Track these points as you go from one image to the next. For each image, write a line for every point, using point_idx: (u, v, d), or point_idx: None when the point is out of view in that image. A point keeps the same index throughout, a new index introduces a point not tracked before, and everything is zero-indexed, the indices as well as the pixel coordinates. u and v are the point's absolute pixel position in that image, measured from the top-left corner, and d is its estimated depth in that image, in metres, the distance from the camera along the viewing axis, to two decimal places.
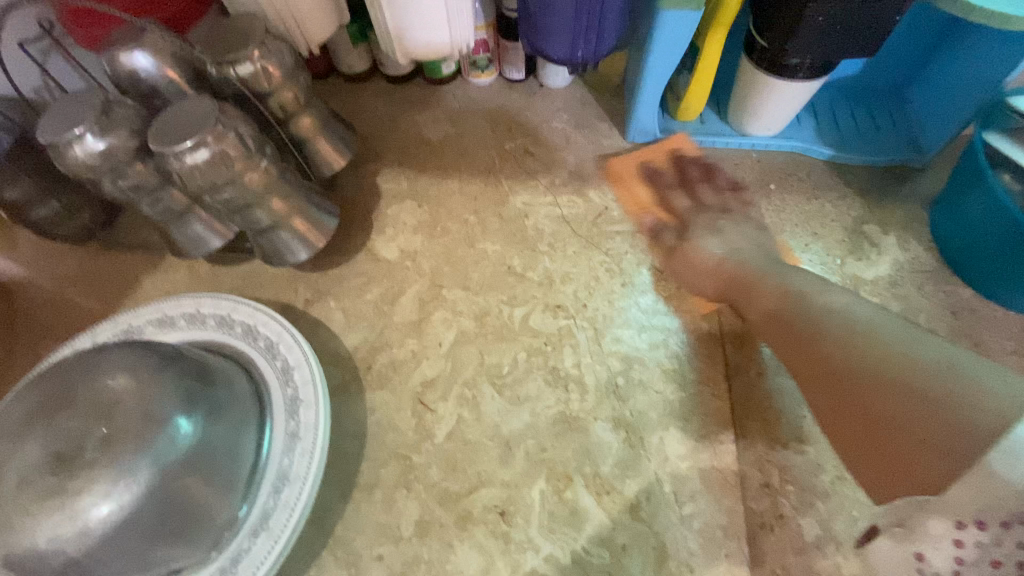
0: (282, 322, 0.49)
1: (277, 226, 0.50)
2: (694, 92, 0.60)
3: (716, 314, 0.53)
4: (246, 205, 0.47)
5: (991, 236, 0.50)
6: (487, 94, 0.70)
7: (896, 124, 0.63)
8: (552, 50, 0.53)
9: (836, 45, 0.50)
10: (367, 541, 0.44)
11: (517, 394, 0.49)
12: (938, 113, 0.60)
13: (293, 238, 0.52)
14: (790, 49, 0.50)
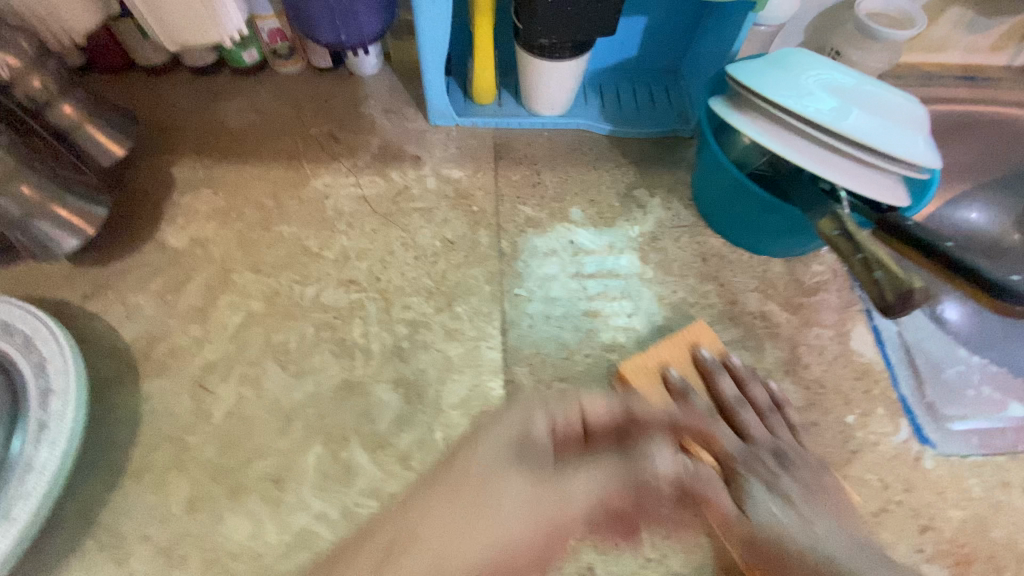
0: (38, 316, 0.47)
1: (30, 216, 0.49)
2: (481, 74, 0.65)
3: (501, 277, 0.57)
4: None
5: (721, 192, 0.57)
6: (296, 83, 0.71)
7: (671, 101, 0.70)
8: (318, 33, 0.55)
9: (574, 23, 0.55)
10: (135, 525, 0.44)
11: (302, 367, 0.50)
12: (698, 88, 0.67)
13: (53, 228, 0.50)
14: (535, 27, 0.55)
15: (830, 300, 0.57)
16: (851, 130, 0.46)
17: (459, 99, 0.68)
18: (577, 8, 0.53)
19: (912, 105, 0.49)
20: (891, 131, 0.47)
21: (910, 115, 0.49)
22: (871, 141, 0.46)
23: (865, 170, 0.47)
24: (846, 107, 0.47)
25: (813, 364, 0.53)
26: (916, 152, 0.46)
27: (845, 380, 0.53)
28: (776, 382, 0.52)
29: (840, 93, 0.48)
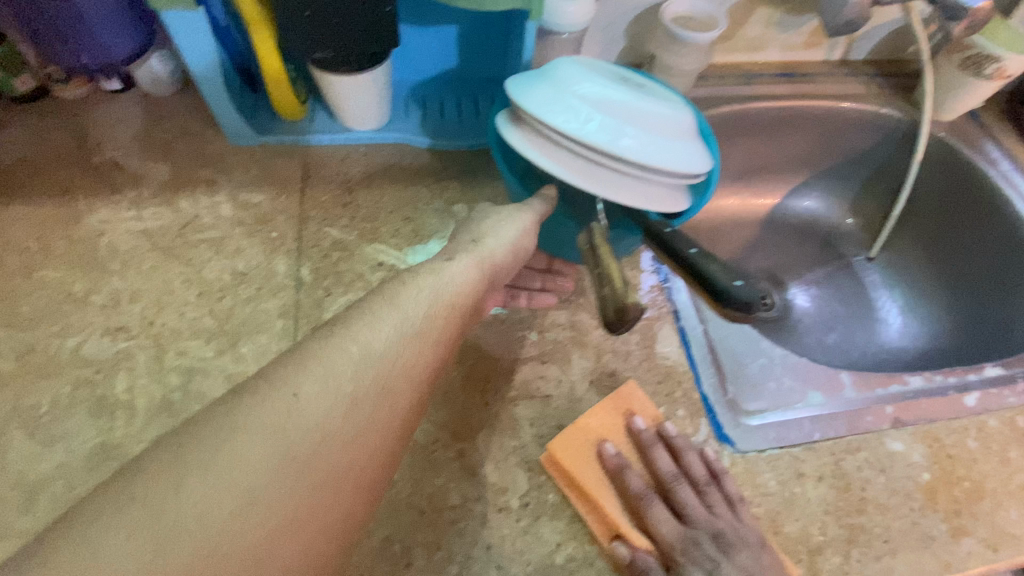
0: None
1: None
2: (276, 91, 0.60)
3: (297, 308, 0.53)
4: None
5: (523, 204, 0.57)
6: (81, 108, 0.64)
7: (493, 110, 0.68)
8: (58, 57, 0.50)
9: (344, 40, 0.52)
10: None
11: (52, 434, 0.45)
12: None
13: None
14: (302, 45, 0.51)
15: (639, 304, 0.57)
16: (626, 151, 0.45)
17: (264, 118, 0.64)
18: (343, 21, 0.50)
19: (680, 113, 0.50)
20: (665, 144, 0.47)
21: (680, 123, 0.49)
22: (645, 160, 0.45)
23: (647, 186, 0.47)
24: (621, 126, 0.46)
25: (619, 371, 0.53)
26: (689, 161, 0.47)
27: (648, 384, 0.52)
28: (579, 394, 0.51)
29: (614, 109, 0.47)
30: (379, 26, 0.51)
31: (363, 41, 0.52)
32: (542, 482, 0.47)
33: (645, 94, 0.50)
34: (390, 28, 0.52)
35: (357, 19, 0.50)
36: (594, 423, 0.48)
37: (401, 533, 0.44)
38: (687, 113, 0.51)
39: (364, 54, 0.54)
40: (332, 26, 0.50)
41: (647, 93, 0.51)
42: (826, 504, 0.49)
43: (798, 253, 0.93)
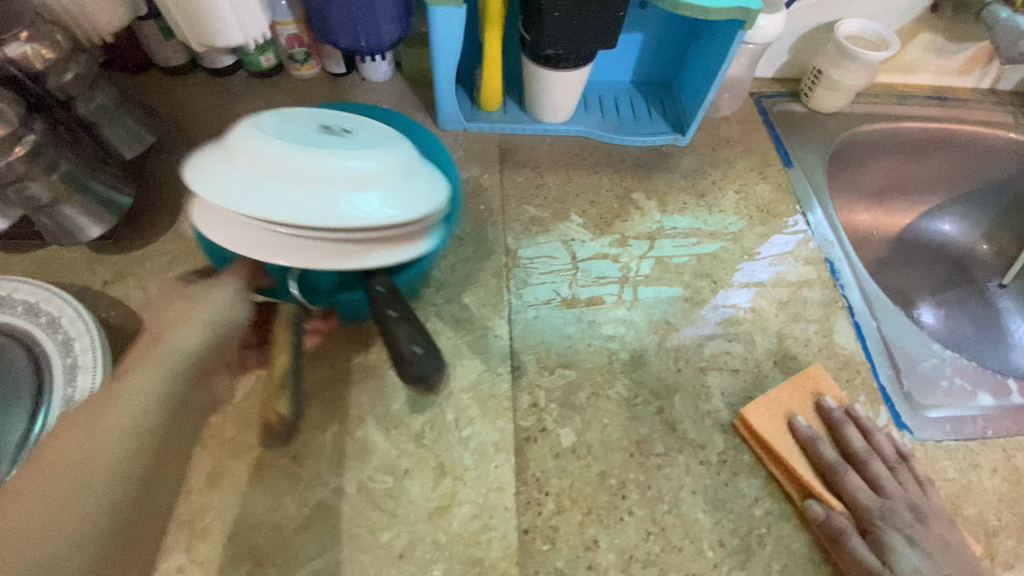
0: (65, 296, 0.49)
1: (59, 202, 0.51)
2: (489, 82, 0.69)
3: (506, 271, 0.61)
4: (16, 179, 0.47)
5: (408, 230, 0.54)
6: (311, 86, 0.74)
7: (666, 113, 0.75)
8: (337, 41, 0.58)
9: (579, 38, 0.59)
10: None
11: (318, 352, 0.53)
12: (693, 100, 0.72)
13: (81, 215, 0.53)
14: (543, 41, 0.59)
15: (813, 298, 0.62)
16: (284, 217, 0.41)
17: (467, 107, 0.72)
18: (582, 21, 0.57)
19: (344, 160, 0.44)
20: (341, 199, 0.43)
21: (353, 164, 0.45)
22: (309, 222, 0.41)
23: (342, 246, 0.44)
24: (270, 190, 0.42)
25: (800, 354, 0.57)
26: (375, 208, 0.44)
27: (829, 369, 0.57)
28: (765, 370, 0.56)
29: (305, 181, 0.43)
30: (609, 27, 0.58)
31: (593, 38, 0.59)
32: (737, 443, 0.51)
33: (288, 142, 0.45)
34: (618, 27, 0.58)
35: (597, 19, 0.57)
36: (789, 399, 0.52)
37: (616, 470, 0.49)
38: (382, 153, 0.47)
39: (589, 51, 0.61)
40: (574, 25, 0.57)
41: (325, 141, 0.46)
42: (1008, 497, 0.51)
43: (931, 273, 0.94)
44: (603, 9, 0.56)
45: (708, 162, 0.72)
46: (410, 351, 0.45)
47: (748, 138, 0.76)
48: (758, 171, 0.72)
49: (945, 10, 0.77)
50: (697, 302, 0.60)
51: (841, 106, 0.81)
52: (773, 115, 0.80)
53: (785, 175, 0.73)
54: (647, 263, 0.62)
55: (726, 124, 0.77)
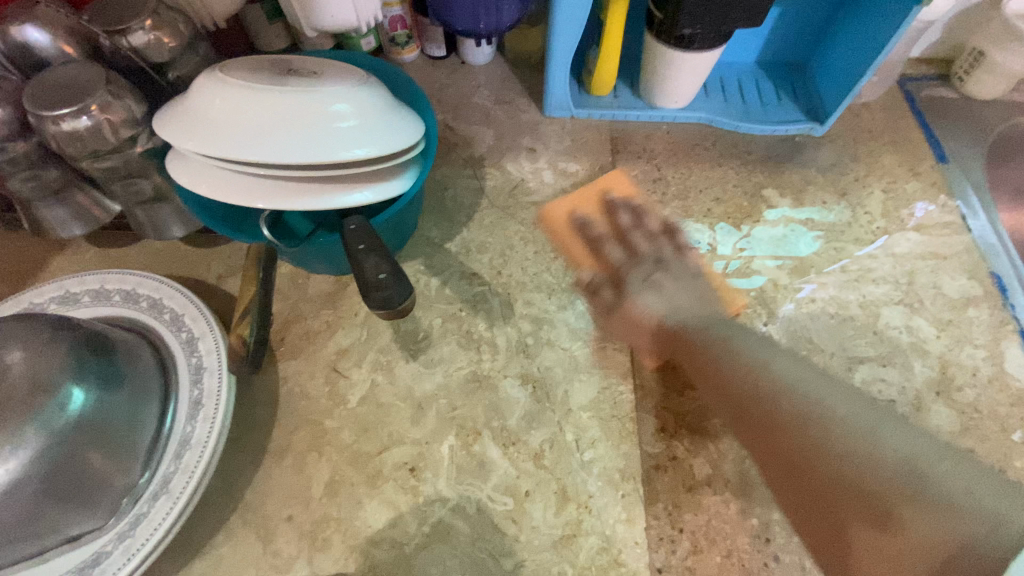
0: (188, 294, 0.48)
1: (161, 201, 0.51)
2: (604, 65, 0.63)
3: (623, 276, 0.56)
4: (130, 175, 0.47)
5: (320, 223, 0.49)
6: (408, 70, 0.70)
7: (798, 98, 0.67)
8: (455, 23, 0.53)
9: (722, 15, 0.52)
10: (276, 505, 0.44)
11: (431, 357, 0.50)
12: (834, 84, 0.63)
13: (172, 217, 0.53)
14: (680, 19, 0.52)
15: (980, 318, 0.53)
16: (257, 157, 0.41)
17: (575, 92, 0.67)
18: None
19: (280, 99, 0.43)
20: (326, 135, 0.43)
21: (322, 103, 0.44)
22: (296, 159, 0.41)
23: (324, 182, 0.44)
24: (249, 129, 0.42)
25: (966, 386, 0.50)
26: (366, 145, 0.44)
27: (1000, 405, 0.49)
28: (926, 403, 0.49)
29: (286, 117, 0.42)
30: (761, 3, 0.51)
31: (736, 14, 0.52)
32: None
33: (257, 80, 0.44)
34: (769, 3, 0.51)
35: None
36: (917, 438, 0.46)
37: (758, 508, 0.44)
38: (331, 91, 0.45)
39: (729, 30, 0.54)
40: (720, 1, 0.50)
41: (298, 78, 0.45)
42: None
43: None
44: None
45: (849, 155, 0.64)
46: (375, 278, 0.33)
47: (894, 127, 0.66)
48: (908, 166, 0.63)
49: None
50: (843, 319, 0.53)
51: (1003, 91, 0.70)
52: (921, 101, 0.71)
53: (939, 171, 0.63)
54: (787, 273, 0.55)
55: (868, 111, 0.67)
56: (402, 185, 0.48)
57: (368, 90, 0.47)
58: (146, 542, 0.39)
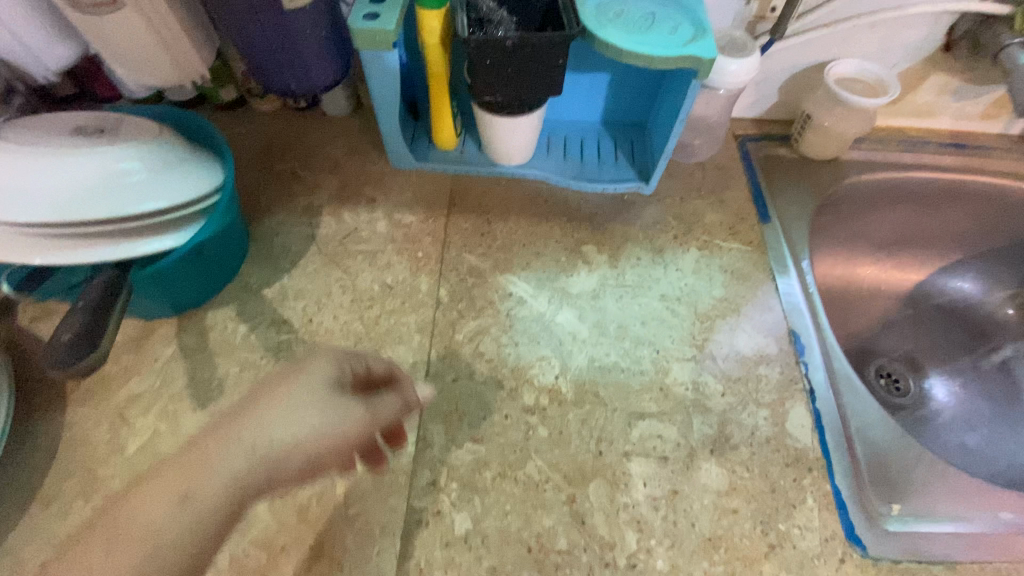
0: None
1: None
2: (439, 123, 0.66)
3: (433, 327, 0.57)
4: None
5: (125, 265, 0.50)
6: (268, 118, 0.73)
7: (634, 156, 0.70)
8: (269, 82, 0.56)
9: (518, 84, 0.54)
10: (30, 552, 0.44)
11: (219, 407, 0.51)
12: (660, 145, 0.67)
13: None
14: (478, 87, 0.55)
15: (770, 377, 0.55)
16: (23, 216, 0.41)
17: (422, 145, 0.69)
18: (518, 68, 0.53)
19: (51, 158, 0.43)
20: (99, 189, 0.44)
21: (106, 161, 0.45)
22: (66, 216, 0.42)
23: (104, 236, 0.45)
24: (13, 189, 0.42)
25: (741, 444, 0.51)
26: (154, 198, 0.45)
27: (774, 465, 0.50)
28: (698, 461, 0.50)
29: (53, 174, 0.43)
30: (552, 75, 0.54)
31: (531, 85, 0.55)
32: (651, 545, 0.46)
33: (31, 142, 0.44)
34: (559, 77, 0.54)
35: (533, 67, 0.53)
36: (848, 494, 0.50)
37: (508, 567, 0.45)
38: (114, 147, 0.46)
39: (530, 98, 0.57)
40: (509, 73, 0.53)
41: (78, 140, 0.46)
42: None
43: (940, 337, 0.86)
44: (540, 59, 0.52)
45: (674, 214, 0.67)
46: (59, 339, 0.37)
47: (724, 186, 0.69)
48: (728, 226, 0.66)
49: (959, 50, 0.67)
50: (636, 375, 0.54)
51: (836, 154, 0.74)
52: (757, 160, 0.73)
53: (759, 231, 0.66)
54: (585, 327, 0.58)
55: (701, 170, 0.71)
56: (195, 234, 0.50)
57: (157, 144, 0.49)
58: None
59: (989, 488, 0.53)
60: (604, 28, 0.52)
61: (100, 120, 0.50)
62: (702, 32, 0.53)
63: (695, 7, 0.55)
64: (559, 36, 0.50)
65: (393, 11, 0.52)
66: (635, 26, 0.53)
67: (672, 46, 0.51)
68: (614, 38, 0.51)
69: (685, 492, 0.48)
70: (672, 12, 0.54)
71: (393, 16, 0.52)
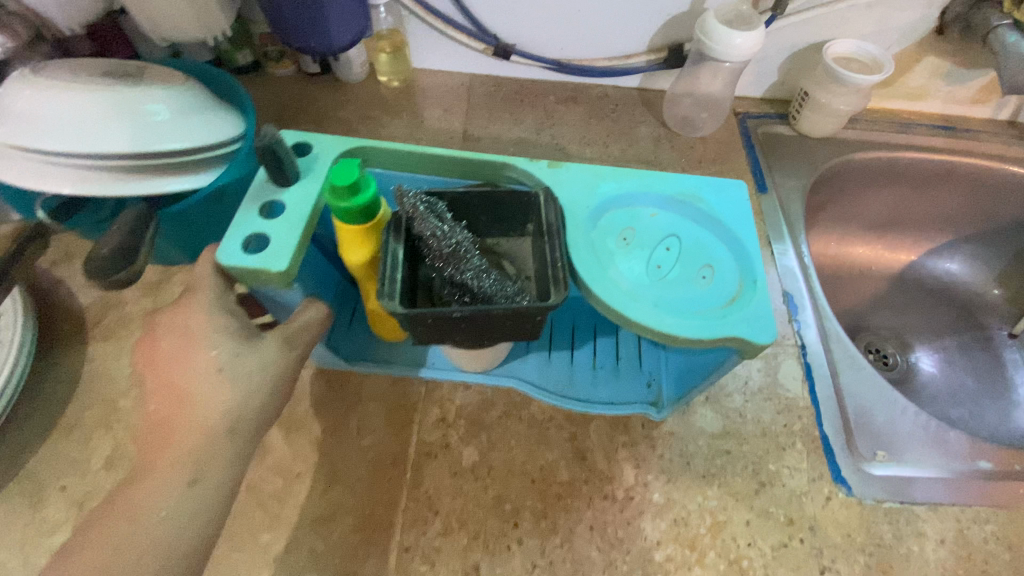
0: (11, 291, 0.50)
1: None
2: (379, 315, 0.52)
3: None
4: None
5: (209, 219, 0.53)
6: (285, 83, 0.75)
7: (640, 357, 0.56)
8: (289, 39, 0.58)
9: (478, 334, 0.43)
10: (54, 473, 0.46)
11: None
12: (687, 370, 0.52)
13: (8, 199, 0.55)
14: (423, 336, 0.42)
15: None
16: (64, 147, 0.44)
17: (360, 344, 0.55)
18: (474, 319, 0.41)
19: (92, 95, 0.46)
20: (132, 128, 0.46)
21: (140, 101, 0.47)
22: (100, 150, 0.44)
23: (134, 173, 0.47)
24: (55, 121, 0.44)
25: (734, 393, 0.54)
26: (181, 140, 0.47)
27: (766, 412, 0.53)
28: (693, 406, 0.52)
29: (91, 110, 0.45)
30: (529, 326, 0.42)
31: (497, 330, 0.43)
32: (647, 480, 0.48)
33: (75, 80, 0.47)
34: (536, 325, 0.43)
35: (499, 318, 0.41)
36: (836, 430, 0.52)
37: (513, 497, 0.47)
38: (151, 90, 0.48)
39: (494, 339, 0.45)
40: (467, 324, 0.41)
41: (117, 82, 0.48)
42: (946, 568, 0.46)
43: (929, 316, 0.89)
44: (510, 317, 0.41)
45: None
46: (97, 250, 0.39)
47: (724, 159, 0.72)
48: None
49: (952, 33, 0.70)
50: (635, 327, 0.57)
51: (832, 132, 0.77)
52: (756, 137, 0.76)
53: (756, 201, 0.69)
54: None
55: (703, 143, 0.74)
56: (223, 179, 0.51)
57: (191, 90, 0.51)
58: None
59: (968, 439, 0.55)
60: (630, 299, 0.45)
61: (140, 68, 0.52)
62: (746, 285, 0.47)
63: (714, 226, 0.51)
64: (543, 303, 0.39)
65: (291, 230, 0.44)
66: (665, 284, 0.47)
67: (720, 310, 0.45)
68: (665, 325, 0.44)
69: (682, 433, 0.51)
70: (692, 248, 0.51)
71: (283, 254, 0.43)
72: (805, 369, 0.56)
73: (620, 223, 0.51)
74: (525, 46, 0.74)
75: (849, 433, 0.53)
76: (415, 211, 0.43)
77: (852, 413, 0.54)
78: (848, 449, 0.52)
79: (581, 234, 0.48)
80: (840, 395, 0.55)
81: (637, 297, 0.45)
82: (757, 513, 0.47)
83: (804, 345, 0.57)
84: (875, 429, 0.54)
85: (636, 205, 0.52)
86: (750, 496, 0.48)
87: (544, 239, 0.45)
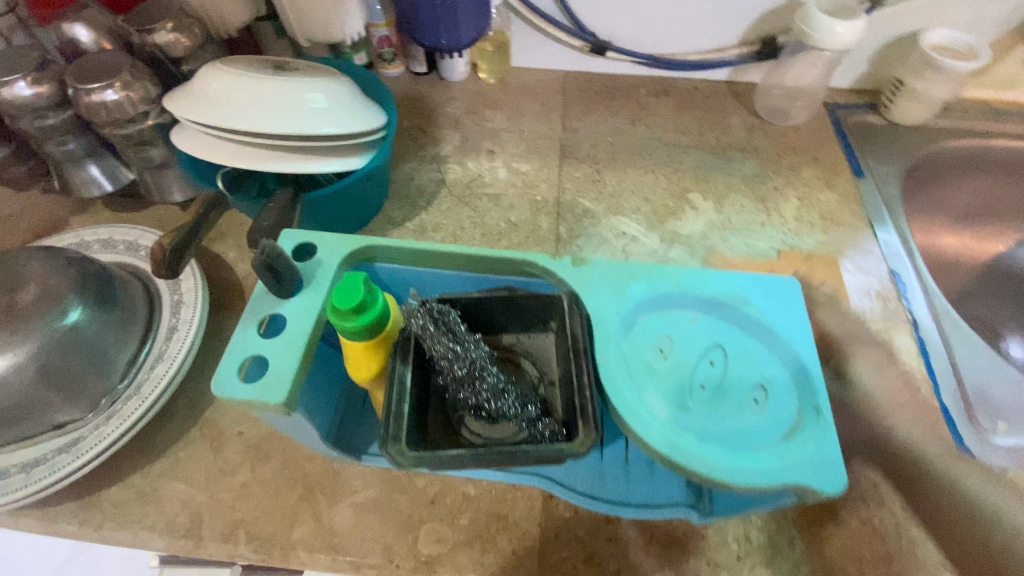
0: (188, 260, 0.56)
1: (168, 167, 0.61)
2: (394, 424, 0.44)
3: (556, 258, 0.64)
4: (143, 142, 0.57)
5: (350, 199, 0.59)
6: (395, 83, 0.81)
7: None
8: (421, 37, 0.64)
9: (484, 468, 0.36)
10: (229, 422, 0.51)
11: None
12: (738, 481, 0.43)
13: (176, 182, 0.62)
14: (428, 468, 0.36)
15: (874, 310, 0.59)
16: (248, 125, 0.49)
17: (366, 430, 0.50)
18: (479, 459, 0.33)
19: (268, 82, 0.51)
20: (302, 111, 0.51)
21: (306, 87, 0.52)
22: (277, 129, 0.49)
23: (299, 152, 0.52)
24: (239, 104, 0.50)
25: (850, 364, 0.55)
26: (341, 122, 0.52)
27: (885, 382, 0.54)
28: None
29: (268, 95, 0.51)
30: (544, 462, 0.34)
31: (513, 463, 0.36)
32: None
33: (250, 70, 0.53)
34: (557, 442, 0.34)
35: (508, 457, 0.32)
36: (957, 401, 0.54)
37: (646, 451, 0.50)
38: (313, 79, 0.54)
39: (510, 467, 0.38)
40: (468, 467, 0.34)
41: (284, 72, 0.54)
42: None
43: None
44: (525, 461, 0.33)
45: (772, 168, 0.72)
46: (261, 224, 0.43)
47: (817, 147, 0.74)
48: (825, 180, 0.71)
49: None
50: None
51: (924, 119, 0.77)
52: (847, 126, 0.78)
53: (853, 185, 0.70)
54: (698, 260, 0.63)
55: (795, 131, 0.76)
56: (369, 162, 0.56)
57: (342, 82, 0.56)
58: (113, 431, 0.46)
59: None
60: (667, 432, 0.36)
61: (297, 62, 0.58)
62: (807, 416, 0.38)
63: (762, 334, 0.41)
64: (571, 451, 0.31)
65: (292, 356, 0.34)
66: (712, 411, 0.38)
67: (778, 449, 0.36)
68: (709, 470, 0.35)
69: None
70: (741, 363, 0.40)
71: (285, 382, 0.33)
72: (919, 344, 0.57)
73: (656, 331, 0.41)
74: (621, 43, 0.78)
75: (968, 403, 0.54)
76: (424, 333, 0.34)
77: (970, 385, 0.56)
78: (971, 418, 0.53)
79: (611, 350, 0.39)
80: (957, 368, 0.56)
81: (680, 434, 0.36)
82: (886, 475, 0.49)
83: (918, 321, 0.59)
84: (993, 401, 0.55)
85: (674, 308, 0.42)
86: (877, 459, 0.50)
87: (570, 360, 0.37)
